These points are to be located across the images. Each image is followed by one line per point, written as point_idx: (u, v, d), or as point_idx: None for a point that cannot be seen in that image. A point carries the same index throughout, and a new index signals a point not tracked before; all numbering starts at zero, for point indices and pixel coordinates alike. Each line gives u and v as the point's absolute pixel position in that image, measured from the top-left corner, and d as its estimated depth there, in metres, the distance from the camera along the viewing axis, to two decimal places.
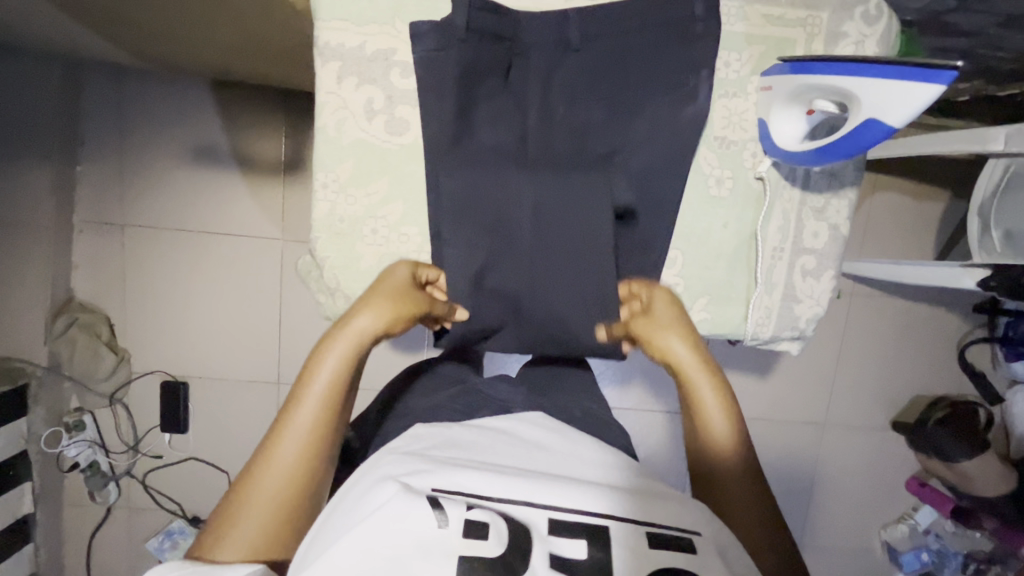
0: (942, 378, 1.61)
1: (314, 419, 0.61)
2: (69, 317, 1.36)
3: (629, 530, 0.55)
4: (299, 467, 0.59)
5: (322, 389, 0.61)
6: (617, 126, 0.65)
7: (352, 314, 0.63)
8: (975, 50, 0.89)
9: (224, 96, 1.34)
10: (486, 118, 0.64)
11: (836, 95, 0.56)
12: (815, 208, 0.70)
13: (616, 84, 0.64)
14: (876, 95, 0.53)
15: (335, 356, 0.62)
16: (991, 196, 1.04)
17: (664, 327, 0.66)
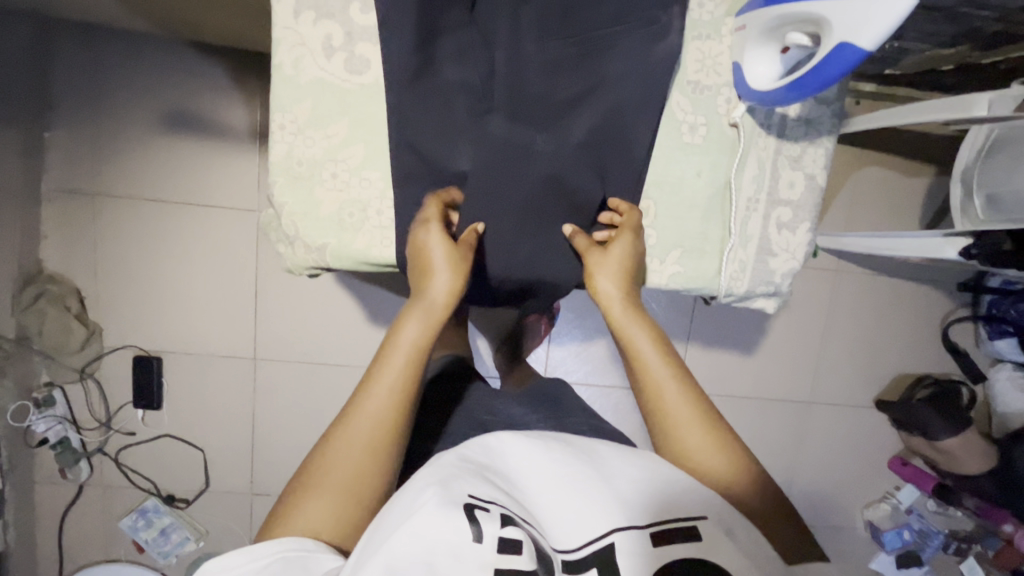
0: (927, 357, 1.60)
1: (394, 386, 0.58)
2: (38, 289, 1.34)
3: (645, 536, 0.55)
4: (382, 424, 0.58)
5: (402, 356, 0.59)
6: (588, 66, 0.63)
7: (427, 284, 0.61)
8: (957, 7, 0.87)
9: (197, 59, 1.30)
10: (451, 55, 0.62)
11: (803, 23, 0.55)
12: (791, 157, 0.68)
13: (587, 21, 0.62)
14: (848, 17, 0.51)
15: (414, 325, 0.60)
16: (975, 161, 1.03)
17: (612, 268, 0.65)
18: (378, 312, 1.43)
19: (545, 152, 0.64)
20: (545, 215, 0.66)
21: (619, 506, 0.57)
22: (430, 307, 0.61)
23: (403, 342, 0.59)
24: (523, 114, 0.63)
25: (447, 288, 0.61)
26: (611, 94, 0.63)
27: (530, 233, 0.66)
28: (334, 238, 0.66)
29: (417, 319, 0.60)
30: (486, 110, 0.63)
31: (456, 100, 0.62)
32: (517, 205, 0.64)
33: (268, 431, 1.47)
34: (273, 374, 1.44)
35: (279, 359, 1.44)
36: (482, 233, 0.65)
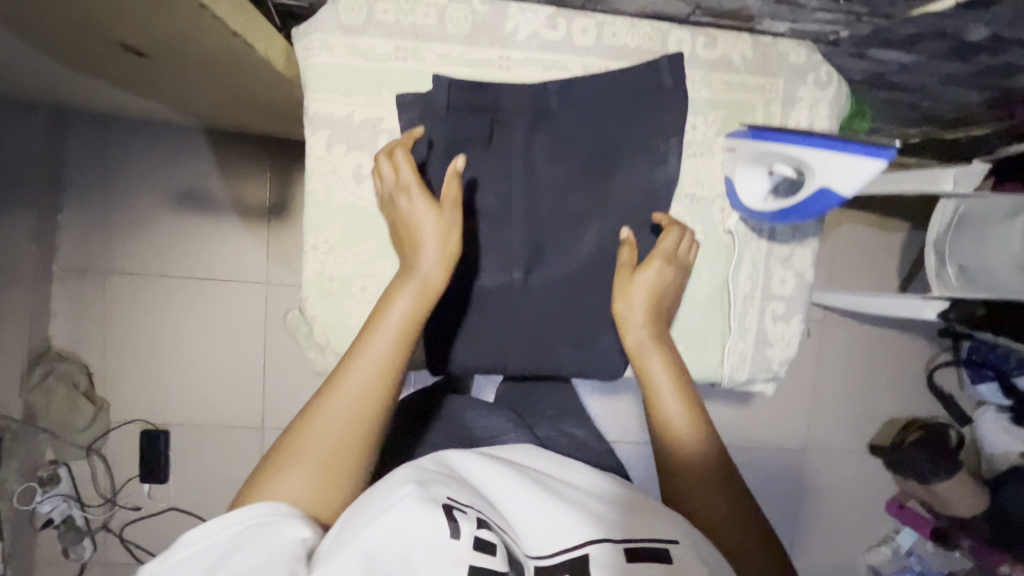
0: (914, 401, 1.67)
1: (383, 359, 0.61)
2: (47, 367, 1.35)
3: (613, 550, 0.54)
4: (371, 394, 0.60)
5: (388, 334, 0.61)
6: (598, 186, 0.69)
7: (416, 256, 0.63)
8: (919, 103, 0.96)
9: (210, 142, 1.35)
10: (475, 178, 0.67)
11: (792, 161, 0.61)
12: (781, 257, 0.74)
13: (597, 147, 0.69)
14: (825, 164, 0.58)
15: (406, 299, 0.62)
16: (946, 231, 1.09)
17: (656, 276, 0.67)
18: None
19: (564, 265, 0.70)
20: (566, 310, 0.71)
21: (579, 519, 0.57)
22: (416, 281, 0.63)
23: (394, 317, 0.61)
24: (541, 232, 0.69)
25: (435, 257, 0.63)
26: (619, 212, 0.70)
27: (541, 336, 0.71)
28: None
29: (409, 292, 0.62)
30: (507, 229, 0.69)
31: (483, 222, 0.68)
32: (527, 316, 0.70)
33: None
34: (281, 442, 1.45)
35: (287, 427, 1.45)
36: (509, 333, 0.70)
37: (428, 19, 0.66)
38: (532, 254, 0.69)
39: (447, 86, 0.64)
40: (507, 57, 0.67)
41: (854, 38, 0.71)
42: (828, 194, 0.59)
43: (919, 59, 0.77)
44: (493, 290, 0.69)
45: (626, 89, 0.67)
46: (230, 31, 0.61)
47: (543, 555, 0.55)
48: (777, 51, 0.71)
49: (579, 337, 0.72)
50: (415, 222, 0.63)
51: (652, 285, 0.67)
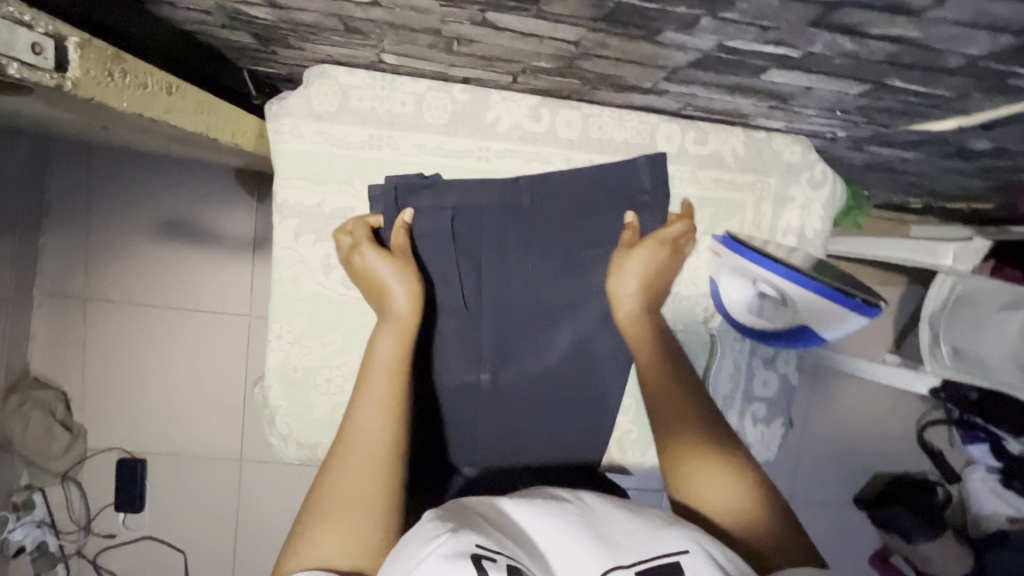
0: (904, 456, 1.64)
1: (385, 396, 0.57)
2: (22, 395, 1.33)
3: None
4: (382, 439, 0.55)
5: (383, 368, 0.59)
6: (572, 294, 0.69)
7: (388, 296, 0.62)
8: (921, 183, 0.93)
9: (193, 172, 1.33)
10: (446, 284, 0.68)
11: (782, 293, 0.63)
12: (765, 358, 0.72)
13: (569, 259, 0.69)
14: (812, 305, 0.60)
15: (391, 335, 0.61)
16: (941, 308, 1.06)
17: (637, 265, 0.65)
18: None
19: (529, 370, 0.72)
20: (536, 393, 0.73)
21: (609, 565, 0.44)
22: (395, 313, 0.61)
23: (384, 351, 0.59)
24: (509, 334, 0.71)
25: (407, 293, 0.62)
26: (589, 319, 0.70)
27: (511, 437, 0.73)
28: (326, 438, 0.68)
29: (389, 329, 0.60)
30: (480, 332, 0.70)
31: (459, 326, 0.70)
32: (493, 417, 0.72)
33: (251, 533, 1.44)
34: (259, 475, 1.43)
35: (265, 460, 1.43)
36: (480, 416, 0.72)
37: (405, 108, 0.65)
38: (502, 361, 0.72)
39: (417, 179, 0.66)
40: (487, 148, 0.67)
41: (853, 137, 0.68)
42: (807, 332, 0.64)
43: (920, 155, 0.74)
44: (462, 377, 0.71)
45: (602, 194, 0.67)
46: (173, 126, 0.61)
47: None
48: (770, 149, 0.68)
49: (546, 430, 0.73)
50: (376, 272, 0.62)
51: (642, 267, 0.65)
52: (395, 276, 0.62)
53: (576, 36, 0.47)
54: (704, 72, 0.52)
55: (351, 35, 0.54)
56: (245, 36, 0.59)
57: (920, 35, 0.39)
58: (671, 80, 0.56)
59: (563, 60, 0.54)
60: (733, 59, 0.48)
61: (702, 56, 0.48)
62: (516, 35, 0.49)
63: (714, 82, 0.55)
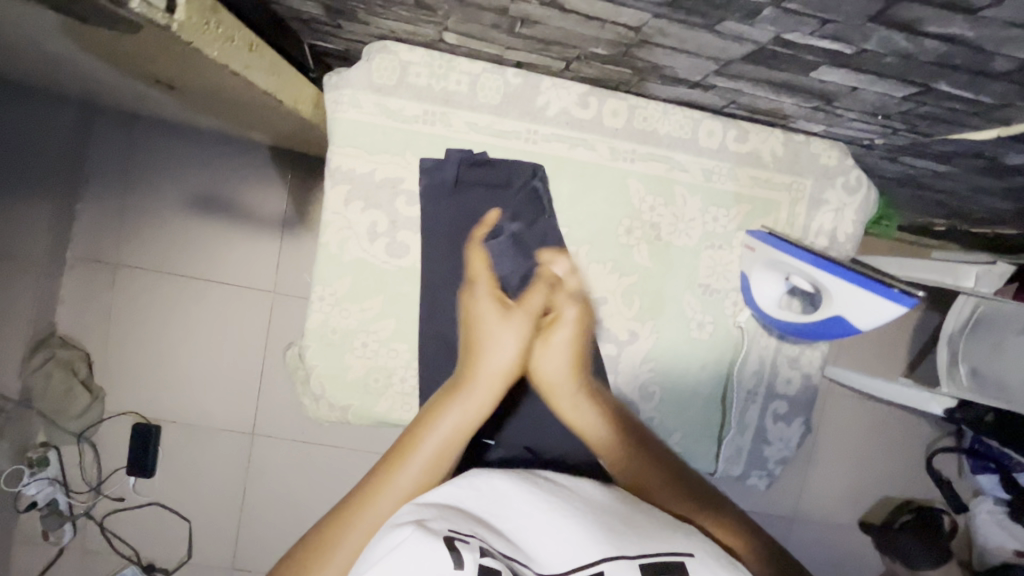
0: (912, 482, 1.64)
1: (450, 441, 0.64)
2: (47, 353, 1.36)
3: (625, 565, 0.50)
4: (431, 477, 0.62)
5: (461, 419, 0.65)
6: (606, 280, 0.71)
7: (489, 339, 0.67)
8: (949, 203, 0.94)
9: (231, 148, 1.36)
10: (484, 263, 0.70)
11: (811, 281, 0.64)
12: (790, 357, 0.73)
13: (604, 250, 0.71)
14: (853, 302, 0.61)
15: (479, 389, 0.66)
16: (961, 329, 1.06)
17: (548, 352, 0.68)
18: None
19: None
20: None
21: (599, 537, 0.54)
22: (493, 366, 0.67)
23: (462, 409, 0.65)
24: None
25: (513, 349, 0.67)
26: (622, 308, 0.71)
27: (535, 422, 0.77)
28: (358, 400, 0.72)
29: (482, 383, 0.66)
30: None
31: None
32: (522, 412, 0.76)
33: (256, 507, 1.45)
34: (269, 450, 1.45)
35: (278, 435, 1.45)
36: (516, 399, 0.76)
37: (461, 87, 0.68)
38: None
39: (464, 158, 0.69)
40: (535, 131, 0.69)
41: (889, 145, 0.71)
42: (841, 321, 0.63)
43: (953, 170, 0.76)
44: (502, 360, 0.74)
45: (639, 183, 0.70)
46: (250, 84, 0.62)
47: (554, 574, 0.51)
48: (807, 151, 0.70)
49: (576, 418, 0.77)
50: (487, 311, 0.68)
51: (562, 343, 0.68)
52: (513, 336, 0.67)
53: (639, 22, 0.50)
54: (756, 67, 0.54)
55: (419, 11, 0.57)
56: (315, 8, 0.62)
57: (974, 36, 0.41)
58: (721, 74, 0.58)
59: (620, 48, 0.56)
60: (787, 53, 0.50)
61: (759, 48, 0.50)
62: (580, 18, 0.51)
63: (763, 78, 0.57)
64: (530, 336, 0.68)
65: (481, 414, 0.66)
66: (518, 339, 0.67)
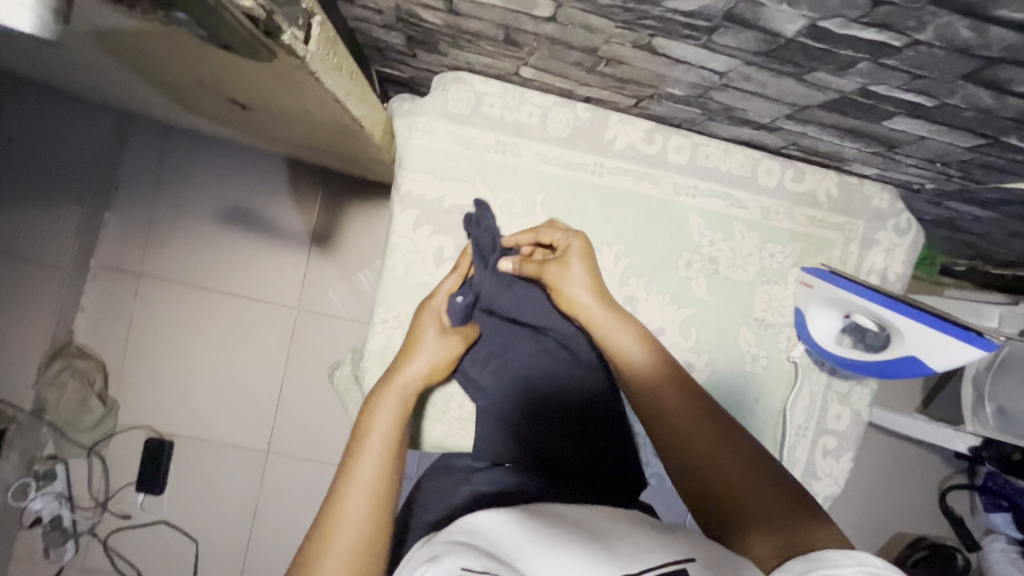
0: (925, 519, 1.64)
1: (375, 470, 0.56)
2: (63, 363, 1.33)
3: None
4: (366, 514, 0.53)
5: (377, 443, 0.58)
6: (664, 311, 0.71)
7: (402, 365, 0.64)
8: (980, 245, 0.97)
9: (265, 165, 1.37)
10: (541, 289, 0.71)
11: (874, 318, 0.63)
12: (840, 393, 0.74)
13: (664, 282, 0.70)
14: (913, 335, 0.59)
15: (389, 406, 0.61)
16: (987, 369, 1.07)
17: (575, 280, 0.67)
18: None
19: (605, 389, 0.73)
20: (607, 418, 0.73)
21: (605, 553, 0.46)
22: (409, 379, 0.64)
23: (378, 428, 0.59)
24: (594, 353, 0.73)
25: (424, 369, 0.65)
26: (678, 339, 0.71)
27: None
28: None
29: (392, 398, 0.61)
30: (573, 345, 0.72)
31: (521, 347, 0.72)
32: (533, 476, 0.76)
33: (266, 529, 1.42)
34: (283, 470, 1.42)
35: (293, 455, 1.42)
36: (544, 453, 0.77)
37: (532, 119, 0.70)
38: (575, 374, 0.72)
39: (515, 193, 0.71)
40: (601, 164, 0.70)
41: (938, 190, 0.73)
42: (915, 361, 0.61)
43: (993, 216, 0.79)
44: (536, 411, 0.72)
45: (700, 221, 0.70)
46: (346, 110, 0.60)
47: None
48: (861, 193, 0.72)
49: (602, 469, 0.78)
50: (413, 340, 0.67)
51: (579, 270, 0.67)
52: (430, 350, 0.65)
53: (728, 67, 0.52)
54: (828, 113, 0.57)
55: (505, 46, 0.59)
56: (398, 38, 0.64)
57: None
58: (791, 118, 0.60)
59: (698, 90, 0.59)
60: (866, 102, 0.52)
61: (839, 96, 0.52)
62: (668, 62, 0.53)
63: (832, 124, 0.59)
64: (442, 360, 0.66)
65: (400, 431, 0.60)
66: (430, 361, 0.66)
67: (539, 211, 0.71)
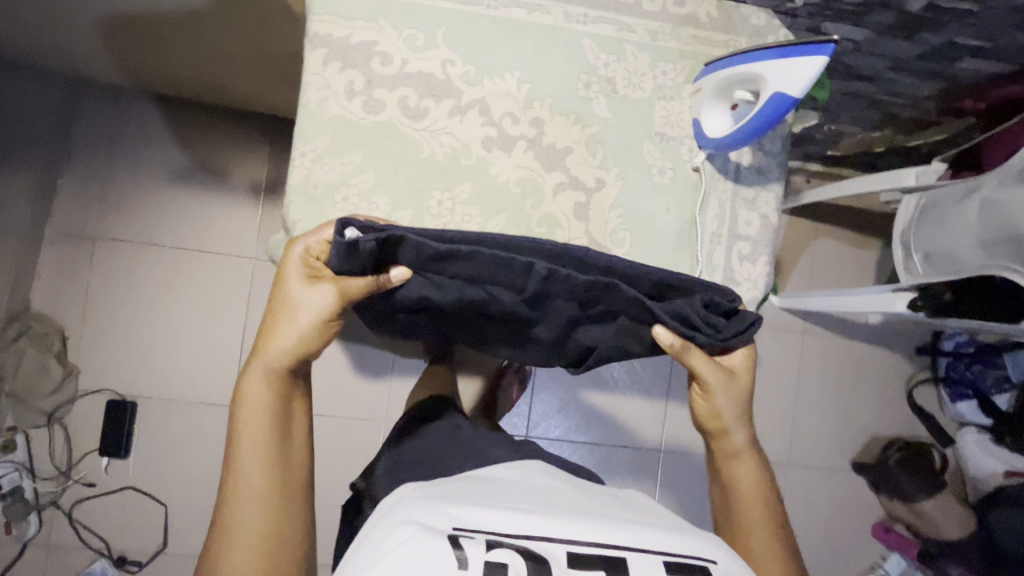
0: (898, 421, 1.66)
1: (259, 447, 0.65)
2: (21, 327, 1.35)
3: (647, 560, 0.54)
4: (263, 482, 0.64)
5: (256, 424, 0.66)
6: (569, 130, 0.79)
7: (271, 334, 0.68)
8: (876, 96, 1.06)
9: (213, 118, 1.42)
10: (457, 119, 0.78)
11: (746, 84, 0.72)
12: (747, 200, 0.82)
13: (566, 103, 0.79)
14: (772, 72, 0.68)
15: (260, 386, 0.67)
16: (910, 224, 1.13)
17: (729, 400, 0.75)
18: (362, 362, 1.47)
19: (528, 211, 0.78)
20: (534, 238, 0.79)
21: (617, 529, 0.57)
22: (278, 349, 0.68)
23: (253, 408, 0.66)
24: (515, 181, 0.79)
25: (295, 333, 0.67)
26: (586, 156, 0.79)
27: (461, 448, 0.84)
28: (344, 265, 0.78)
29: (258, 376, 0.67)
30: (490, 170, 0.78)
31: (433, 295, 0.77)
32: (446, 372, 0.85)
33: None
34: None
35: None
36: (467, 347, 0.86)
37: None
38: (497, 215, 0.78)
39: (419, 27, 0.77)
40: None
41: (807, 7, 0.82)
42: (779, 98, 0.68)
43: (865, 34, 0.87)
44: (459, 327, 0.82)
45: (593, 45, 0.79)
46: None
47: (574, 543, 0.54)
48: (739, 14, 0.81)
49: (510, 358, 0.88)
50: (284, 295, 0.69)
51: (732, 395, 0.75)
52: (302, 312, 0.67)
53: None
54: None
55: None
56: None
57: None
58: None
59: None
60: None
61: None
62: None
63: None
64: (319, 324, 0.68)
65: (274, 405, 0.67)
66: (299, 328, 0.67)
67: (440, 44, 0.77)
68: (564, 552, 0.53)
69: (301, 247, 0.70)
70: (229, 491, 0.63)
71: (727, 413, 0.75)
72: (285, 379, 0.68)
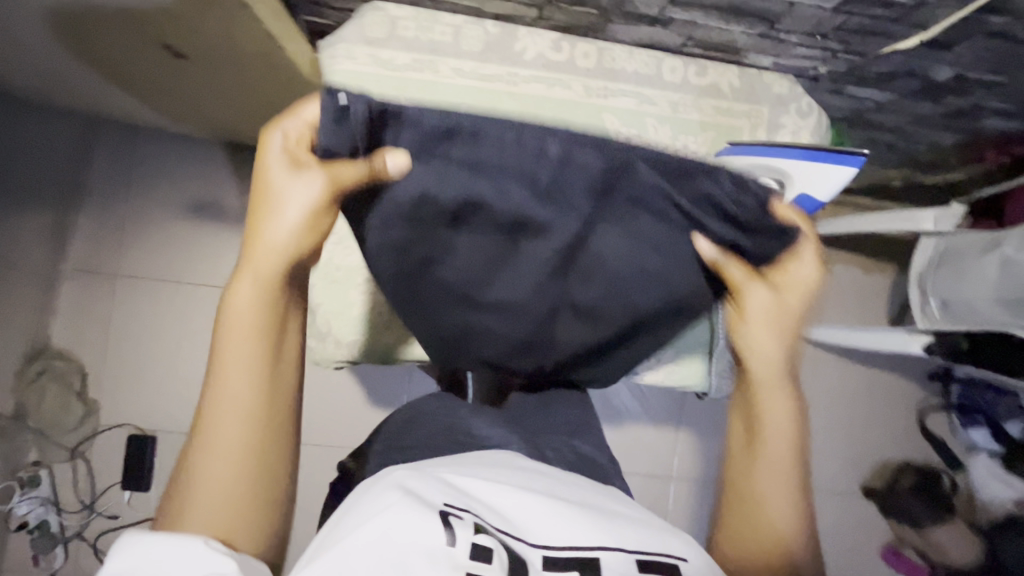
0: (909, 445, 1.67)
1: (240, 371, 0.56)
2: (43, 365, 1.36)
3: (620, 557, 0.54)
4: (249, 407, 0.56)
5: (240, 340, 0.56)
6: None
7: (256, 229, 0.55)
8: (897, 143, 1.06)
9: (225, 155, 1.42)
10: None
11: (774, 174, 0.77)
12: None
13: None
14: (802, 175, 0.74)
15: (244, 288, 0.56)
16: (928, 267, 1.12)
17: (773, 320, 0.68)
18: (376, 394, 1.48)
19: None
20: None
21: (599, 524, 0.57)
22: (262, 251, 0.56)
23: (234, 315, 0.56)
24: None
25: (283, 233, 0.55)
26: None
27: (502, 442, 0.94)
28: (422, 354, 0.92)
29: (245, 280, 0.56)
30: None
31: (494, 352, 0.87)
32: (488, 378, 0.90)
33: None
34: None
35: None
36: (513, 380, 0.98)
37: (446, 37, 0.86)
38: None
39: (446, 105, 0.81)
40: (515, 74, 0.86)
41: (830, 74, 0.90)
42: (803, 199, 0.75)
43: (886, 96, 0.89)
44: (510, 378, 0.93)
45: (615, 118, 0.86)
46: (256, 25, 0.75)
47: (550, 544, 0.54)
48: (761, 84, 0.88)
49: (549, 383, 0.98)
50: (264, 179, 0.54)
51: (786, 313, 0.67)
52: (284, 205, 0.54)
53: None
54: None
55: None
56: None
57: None
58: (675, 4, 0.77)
59: None
60: None
61: None
62: None
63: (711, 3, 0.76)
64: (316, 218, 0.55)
65: (264, 314, 0.57)
66: (289, 228, 0.55)
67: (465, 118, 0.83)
68: (538, 552, 0.53)
69: (280, 133, 0.53)
70: (203, 415, 0.56)
71: (770, 350, 0.70)
72: (278, 293, 0.57)
